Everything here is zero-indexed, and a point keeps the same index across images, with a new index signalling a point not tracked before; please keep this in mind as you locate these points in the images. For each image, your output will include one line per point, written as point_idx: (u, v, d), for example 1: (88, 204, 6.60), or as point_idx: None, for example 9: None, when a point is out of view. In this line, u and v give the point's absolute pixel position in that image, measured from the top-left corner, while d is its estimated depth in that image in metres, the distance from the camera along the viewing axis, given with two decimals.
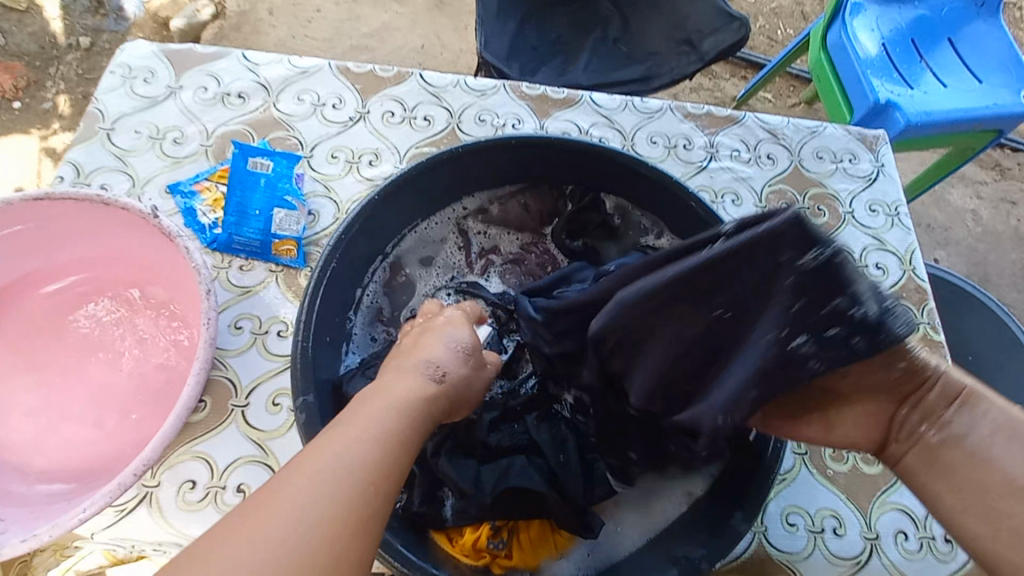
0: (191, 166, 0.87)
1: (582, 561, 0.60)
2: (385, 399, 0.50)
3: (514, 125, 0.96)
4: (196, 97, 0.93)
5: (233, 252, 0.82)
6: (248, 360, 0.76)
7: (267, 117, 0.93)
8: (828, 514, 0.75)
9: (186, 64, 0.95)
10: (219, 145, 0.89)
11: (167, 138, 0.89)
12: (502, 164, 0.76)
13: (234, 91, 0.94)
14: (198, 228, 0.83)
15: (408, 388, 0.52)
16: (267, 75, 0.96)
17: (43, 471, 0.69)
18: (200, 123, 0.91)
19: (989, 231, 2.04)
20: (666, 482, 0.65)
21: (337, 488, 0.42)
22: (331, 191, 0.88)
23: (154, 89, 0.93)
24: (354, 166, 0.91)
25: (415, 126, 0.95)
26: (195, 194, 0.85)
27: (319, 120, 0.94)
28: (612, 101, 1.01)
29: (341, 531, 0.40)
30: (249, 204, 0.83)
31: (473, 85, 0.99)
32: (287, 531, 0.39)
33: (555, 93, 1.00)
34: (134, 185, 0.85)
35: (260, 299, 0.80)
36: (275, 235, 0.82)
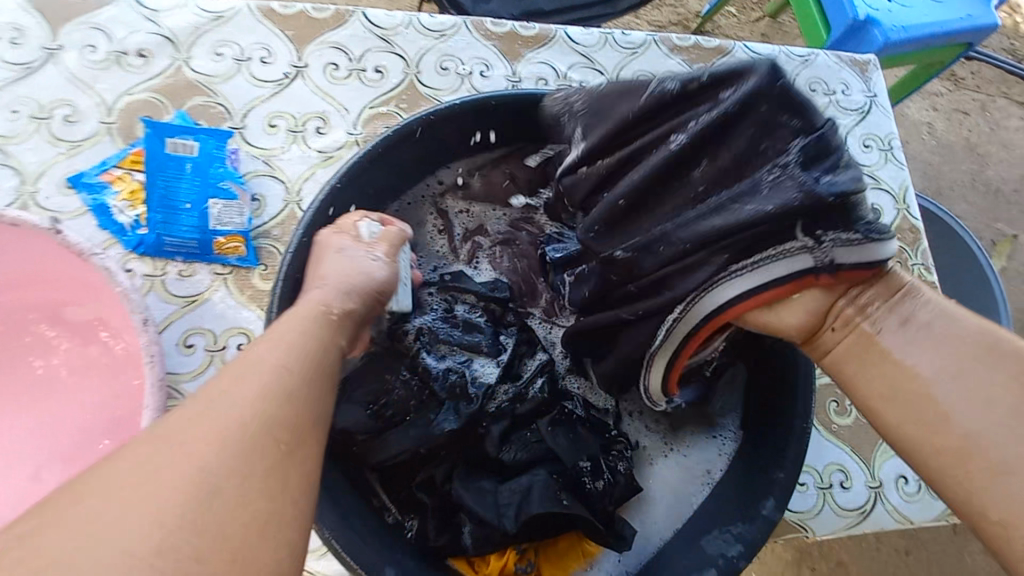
0: (92, 150, 0.71)
1: (615, 568, 0.57)
2: (291, 331, 0.41)
3: (482, 72, 0.83)
4: (82, 59, 0.74)
5: (166, 255, 0.69)
6: (208, 383, 0.66)
7: (181, 80, 0.75)
8: (835, 468, 0.75)
9: (61, 14, 0.75)
10: (125, 121, 0.73)
11: (55, 116, 0.71)
12: (481, 127, 0.64)
13: (132, 48, 0.75)
14: (116, 230, 0.68)
15: (309, 324, 0.43)
16: (171, 25, 0.77)
17: None
18: (95, 94, 0.73)
19: None
20: (686, 473, 0.63)
21: (255, 419, 0.34)
22: (275, 169, 0.74)
23: (25, 52, 0.73)
24: (299, 136, 0.76)
25: (365, 79, 0.80)
26: (105, 186, 0.69)
27: (247, 79, 0.77)
28: (590, 37, 0.88)
29: (269, 474, 0.32)
30: (177, 195, 0.69)
31: (429, 24, 0.84)
32: (210, 466, 0.31)
33: (525, 29, 0.87)
34: (23, 182, 0.69)
35: (210, 309, 0.68)
36: (215, 231, 0.69)
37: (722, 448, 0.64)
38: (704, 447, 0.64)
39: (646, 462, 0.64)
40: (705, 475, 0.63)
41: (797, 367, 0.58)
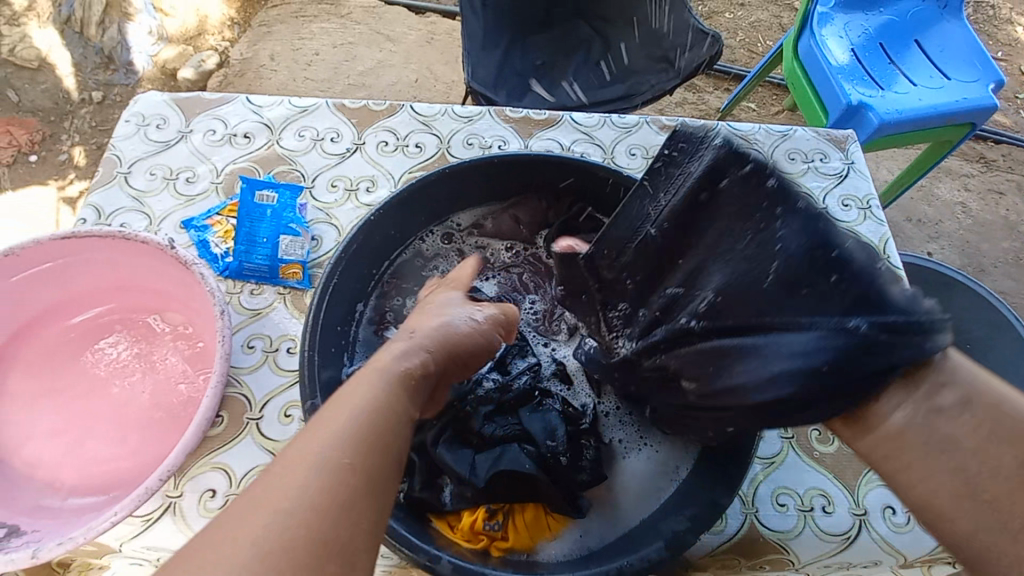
0: (202, 203, 0.95)
1: (576, 542, 0.63)
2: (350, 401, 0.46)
3: (500, 146, 1.04)
4: (205, 139, 1.01)
5: (243, 278, 0.88)
6: (261, 376, 0.82)
7: (271, 153, 1.01)
8: (816, 493, 0.78)
9: (196, 110, 1.04)
10: (228, 181, 0.97)
11: (180, 178, 0.97)
12: (490, 182, 0.83)
13: (240, 132, 1.02)
14: (210, 257, 0.90)
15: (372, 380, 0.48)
16: (270, 116, 1.04)
17: (73, 486, 0.73)
18: (210, 163, 0.99)
19: (979, 222, 2.08)
20: (656, 469, 0.69)
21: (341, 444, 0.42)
22: (332, 217, 0.95)
23: (167, 135, 1.01)
24: (353, 193, 0.98)
25: (407, 153, 1.02)
26: (207, 227, 0.92)
27: (319, 153, 1.01)
28: (591, 119, 1.08)
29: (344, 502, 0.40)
30: (256, 233, 0.90)
31: (461, 112, 1.07)
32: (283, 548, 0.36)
33: (537, 114, 1.08)
34: (151, 223, 0.93)
35: (270, 319, 0.86)
36: (281, 259, 0.89)
37: (691, 448, 0.69)
38: (676, 448, 0.70)
39: (620, 459, 0.70)
40: (672, 466, 0.68)
41: None
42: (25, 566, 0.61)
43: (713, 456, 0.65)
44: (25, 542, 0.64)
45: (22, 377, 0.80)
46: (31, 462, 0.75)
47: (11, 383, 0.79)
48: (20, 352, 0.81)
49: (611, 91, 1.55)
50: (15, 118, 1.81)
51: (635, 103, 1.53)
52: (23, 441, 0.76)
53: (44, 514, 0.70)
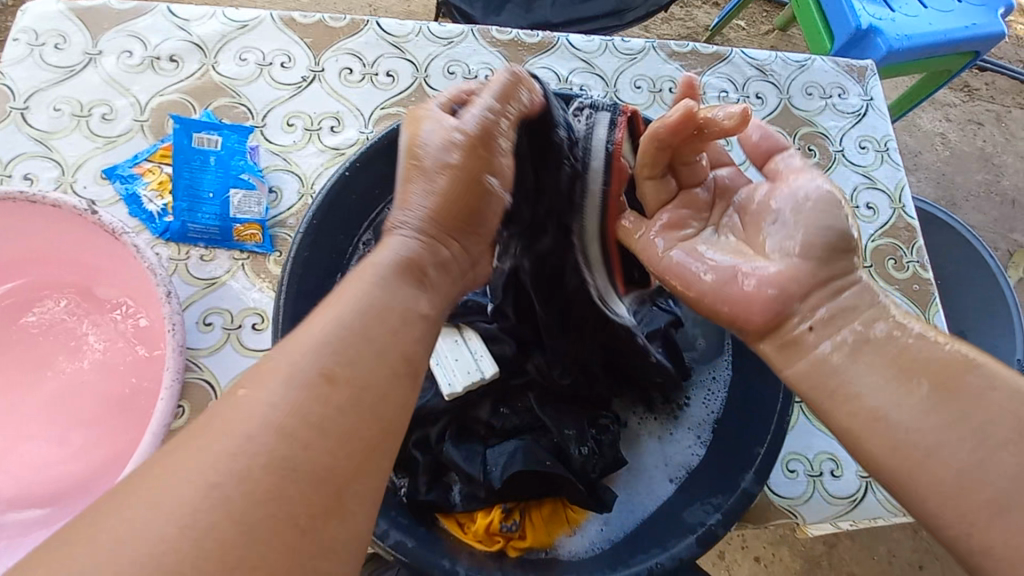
0: (126, 146, 0.77)
1: (598, 535, 0.59)
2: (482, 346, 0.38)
3: (487, 76, 0.88)
4: (120, 64, 0.81)
5: (189, 241, 0.74)
6: (223, 358, 0.71)
7: (207, 82, 0.82)
8: (826, 457, 0.77)
9: (103, 24, 0.83)
10: (156, 119, 0.79)
11: (93, 115, 0.78)
12: None
13: (164, 54, 0.82)
14: (145, 217, 0.74)
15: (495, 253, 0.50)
16: (201, 33, 0.84)
17: (11, 498, 0.62)
18: (130, 95, 0.80)
19: (956, 153, 2.06)
20: (675, 447, 0.65)
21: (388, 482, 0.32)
22: (291, 164, 0.80)
23: (69, 57, 0.80)
24: (315, 134, 0.82)
25: (377, 83, 0.86)
26: (136, 177, 0.75)
27: (268, 82, 0.83)
28: (591, 43, 0.94)
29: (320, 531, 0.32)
30: (200, 185, 0.74)
31: (439, 32, 0.90)
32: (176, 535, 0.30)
33: (528, 36, 0.92)
34: (63, 174, 0.75)
35: (228, 290, 0.73)
36: (234, 219, 0.74)
37: (716, 414, 0.66)
38: (701, 413, 0.66)
39: (635, 438, 0.66)
40: (697, 438, 0.65)
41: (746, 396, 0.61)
42: None
43: (744, 439, 0.60)
44: None
45: None
46: None
47: None
48: None
49: (598, 6, 1.36)
50: None
51: (627, 20, 1.36)
52: None
53: None
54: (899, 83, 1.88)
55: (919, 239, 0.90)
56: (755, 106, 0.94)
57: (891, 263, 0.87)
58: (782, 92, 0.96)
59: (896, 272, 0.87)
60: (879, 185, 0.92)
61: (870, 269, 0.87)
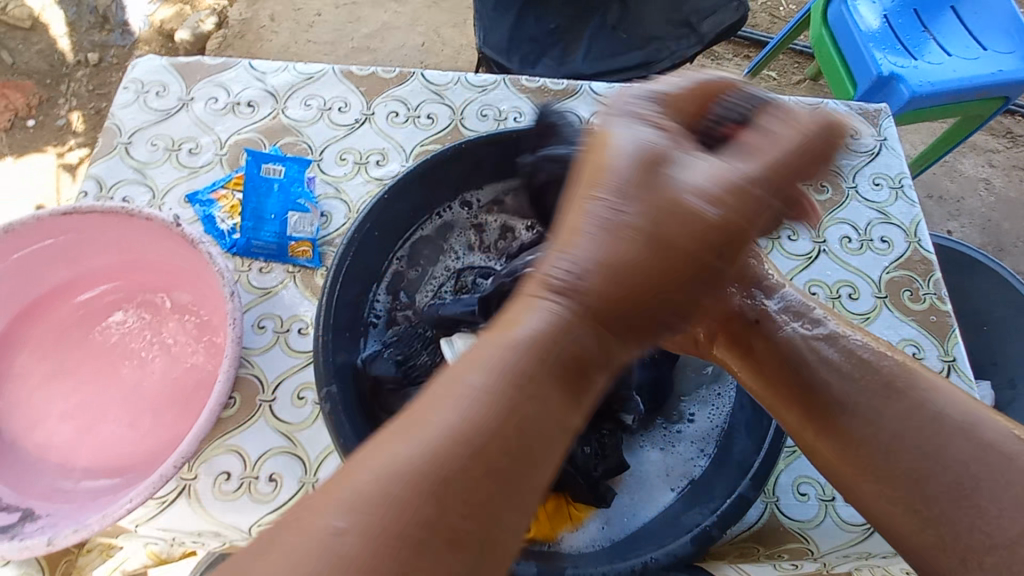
0: (206, 175, 0.91)
1: (599, 533, 0.63)
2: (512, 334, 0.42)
3: (516, 118, 0.99)
4: (207, 108, 0.96)
5: (252, 255, 0.85)
6: (272, 357, 0.80)
7: (276, 123, 0.96)
8: None
9: (197, 76, 0.99)
10: (232, 153, 0.93)
11: (182, 149, 0.93)
12: (507, 158, 0.80)
13: (243, 100, 0.97)
14: (217, 234, 0.86)
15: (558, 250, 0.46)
16: (274, 83, 0.99)
17: (88, 468, 0.72)
18: (213, 133, 0.94)
19: (1002, 199, 2.02)
20: (678, 458, 0.68)
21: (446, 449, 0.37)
22: (341, 192, 0.91)
23: (167, 103, 0.96)
24: (363, 167, 0.93)
25: (419, 124, 0.97)
26: (213, 201, 0.88)
27: (327, 123, 0.97)
28: (612, 90, 1.03)
29: None
30: (264, 208, 0.86)
31: (475, 81, 1.02)
32: None
33: (554, 84, 1.03)
34: (154, 197, 0.89)
35: (281, 298, 0.84)
36: (290, 237, 0.85)
37: (720, 427, 0.69)
38: (704, 425, 0.69)
39: (639, 448, 0.69)
40: (700, 450, 0.68)
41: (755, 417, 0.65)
42: (42, 553, 0.59)
43: (742, 449, 0.63)
44: (40, 527, 0.62)
45: (29, 357, 0.78)
46: (44, 442, 0.73)
47: (18, 363, 0.77)
48: (21, 330, 0.78)
49: (627, 58, 1.48)
50: (11, 81, 1.77)
51: (654, 71, 1.46)
52: (35, 422, 0.74)
53: (58, 496, 0.68)
54: (935, 128, 1.89)
55: (936, 273, 0.91)
56: None
57: (907, 294, 0.89)
58: None
59: (912, 304, 0.88)
60: (893, 220, 0.95)
61: (885, 300, 0.88)
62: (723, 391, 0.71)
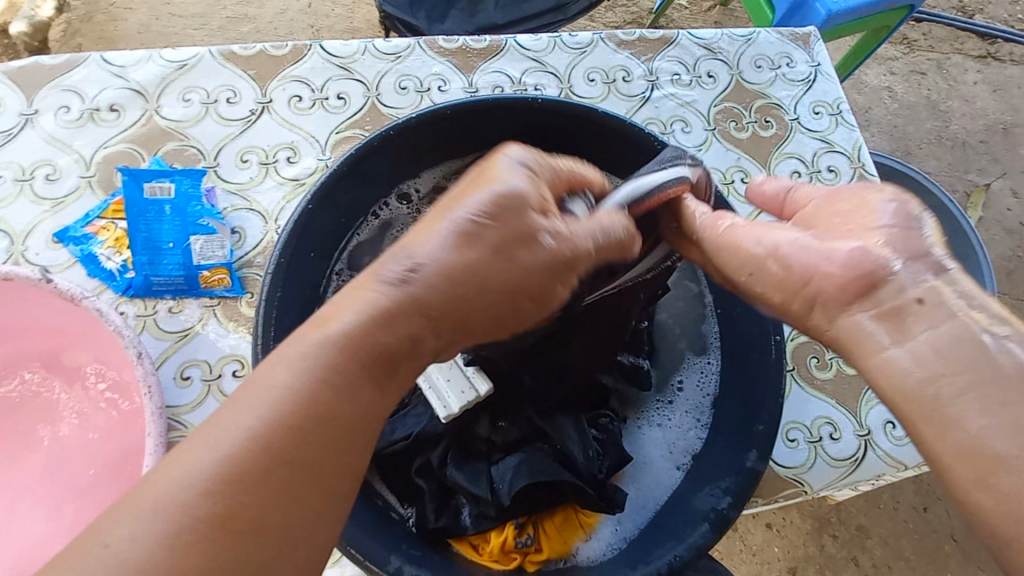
0: (75, 205, 0.74)
1: (614, 535, 0.59)
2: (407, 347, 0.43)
3: (439, 87, 0.87)
4: (58, 120, 0.77)
5: (156, 295, 0.71)
6: (208, 410, 0.68)
7: (152, 128, 0.79)
8: (823, 422, 0.78)
9: (34, 81, 0.79)
10: (104, 173, 0.76)
11: (36, 177, 0.75)
12: (442, 138, 0.69)
13: (103, 104, 0.79)
14: (105, 276, 0.71)
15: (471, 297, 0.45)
16: (139, 78, 0.81)
17: None
18: (73, 152, 0.76)
19: (904, 104, 2.12)
20: (678, 437, 0.65)
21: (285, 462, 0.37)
22: (252, 201, 0.78)
23: (2, 120, 0.77)
24: (271, 167, 0.80)
25: (329, 107, 0.84)
26: (91, 237, 0.72)
27: (217, 120, 0.81)
28: (539, 42, 0.93)
29: None
30: (160, 236, 0.72)
31: (384, 48, 0.89)
32: None
33: (475, 41, 0.91)
34: (13, 242, 0.72)
35: (203, 340, 0.71)
36: (200, 266, 0.72)
37: (712, 396, 0.66)
38: (696, 395, 0.66)
39: (636, 433, 0.66)
40: (696, 423, 0.65)
41: (754, 381, 0.62)
42: None
43: (742, 417, 0.61)
44: None
45: None
46: None
47: None
48: None
49: (543, 1, 1.36)
50: None
51: (572, 13, 1.36)
52: None
53: None
54: (843, 42, 1.92)
55: None
56: (707, 85, 0.95)
57: None
58: (732, 68, 0.97)
59: None
60: (837, 148, 0.94)
61: None
62: (711, 359, 0.67)
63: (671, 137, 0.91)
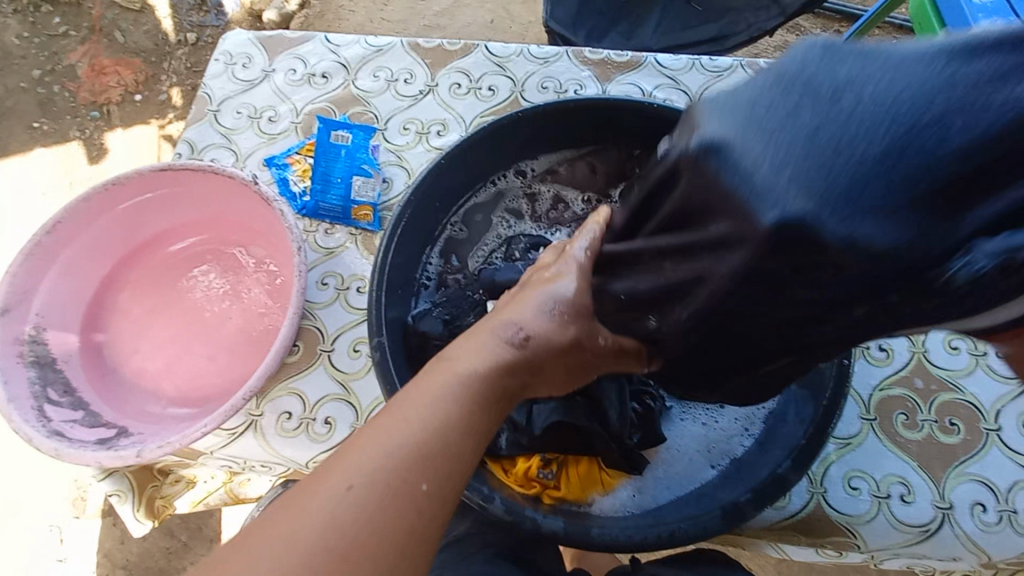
0: (283, 141, 0.98)
1: (629, 500, 0.63)
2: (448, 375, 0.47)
3: (576, 91, 0.98)
4: (286, 79, 1.03)
5: (319, 217, 0.91)
6: (333, 312, 0.86)
7: (347, 94, 1.01)
8: (896, 480, 0.72)
9: (278, 49, 1.06)
10: (306, 121, 0.99)
11: (263, 117, 1.00)
12: (562, 127, 0.80)
13: (318, 71, 1.03)
14: (289, 196, 0.93)
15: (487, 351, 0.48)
16: (347, 55, 1.04)
17: (173, 397, 0.81)
18: (290, 102, 1.01)
19: None
20: (719, 437, 0.67)
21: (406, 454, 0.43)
22: (403, 160, 0.95)
23: (252, 73, 1.04)
24: (424, 136, 0.97)
25: (479, 96, 0.99)
26: (287, 165, 0.95)
27: (393, 94, 1.00)
28: (678, 62, 1.00)
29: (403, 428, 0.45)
30: (332, 172, 0.92)
31: (537, 53, 1.02)
32: None
33: (617, 56, 1.00)
34: (237, 160, 0.97)
35: (343, 259, 0.89)
36: (354, 201, 0.91)
37: (766, 412, 0.66)
38: (750, 407, 0.67)
39: (678, 421, 0.68)
40: (743, 430, 0.66)
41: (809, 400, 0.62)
42: (133, 463, 0.68)
43: (786, 431, 0.61)
44: (133, 441, 0.72)
45: (129, 297, 0.87)
46: (138, 372, 0.83)
47: (121, 301, 0.87)
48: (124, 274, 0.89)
49: (700, 32, 1.41)
50: (123, 59, 1.97)
51: (727, 46, 1.39)
52: (132, 353, 0.84)
53: (149, 419, 0.78)
54: None
55: None
56: None
57: None
58: None
59: None
60: None
61: None
62: None
63: None
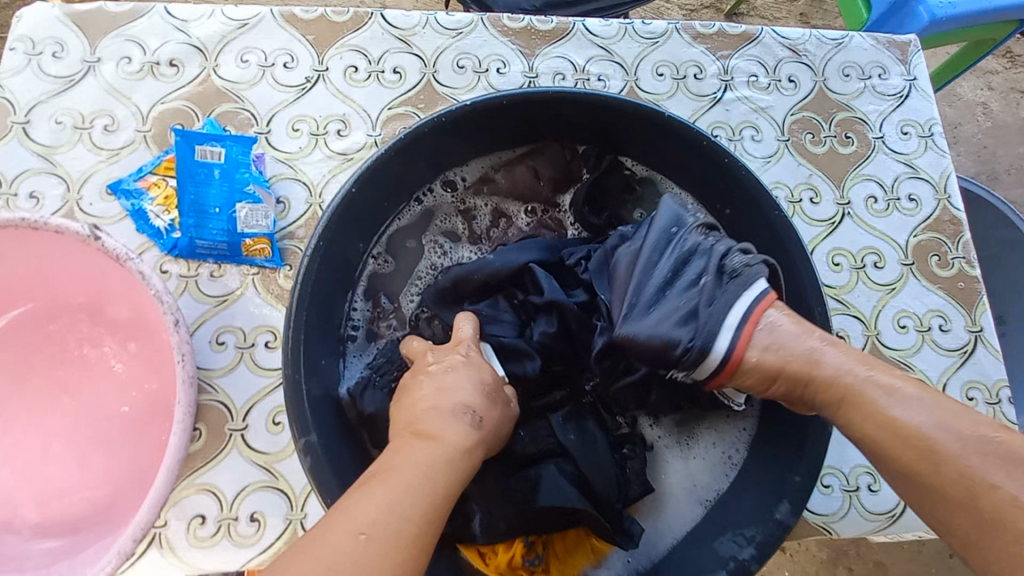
0: (129, 157, 0.75)
1: (623, 566, 0.57)
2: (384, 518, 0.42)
3: (499, 69, 0.83)
4: (119, 70, 0.78)
5: (198, 257, 0.72)
6: (237, 378, 0.69)
7: (209, 88, 0.78)
8: (863, 471, 0.73)
9: (100, 28, 0.79)
10: (158, 129, 0.76)
11: (95, 126, 0.76)
12: (494, 128, 0.66)
13: (163, 58, 0.79)
14: (153, 233, 0.72)
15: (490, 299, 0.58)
16: (200, 34, 0.80)
17: (36, 525, 0.62)
18: (131, 103, 0.77)
19: (997, 124, 1.93)
20: (704, 473, 0.62)
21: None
22: (298, 171, 0.77)
23: (68, 66, 0.77)
24: (321, 138, 0.78)
25: (384, 81, 0.81)
26: (142, 191, 0.73)
27: (271, 84, 0.79)
28: (609, 28, 0.87)
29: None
30: (206, 200, 0.72)
31: (446, 22, 0.85)
32: None
33: (542, 23, 0.86)
34: (69, 188, 0.73)
35: (240, 308, 0.72)
36: (242, 234, 0.72)
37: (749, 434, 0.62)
38: (732, 432, 0.63)
39: (660, 460, 0.63)
40: (725, 459, 0.62)
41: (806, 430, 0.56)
42: None
43: (778, 466, 0.57)
44: None
45: None
46: None
47: None
48: None
49: None
50: None
51: None
52: None
53: None
54: (938, 51, 1.76)
55: (965, 234, 0.83)
56: (786, 91, 0.88)
57: (935, 260, 0.82)
58: (817, 74, 0.89)
59: (940, 271, 0.82)
60: (922, 174, 0.86)
61: (912, 267, 0.81)
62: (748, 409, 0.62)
63: (739, 144, 0.84)
